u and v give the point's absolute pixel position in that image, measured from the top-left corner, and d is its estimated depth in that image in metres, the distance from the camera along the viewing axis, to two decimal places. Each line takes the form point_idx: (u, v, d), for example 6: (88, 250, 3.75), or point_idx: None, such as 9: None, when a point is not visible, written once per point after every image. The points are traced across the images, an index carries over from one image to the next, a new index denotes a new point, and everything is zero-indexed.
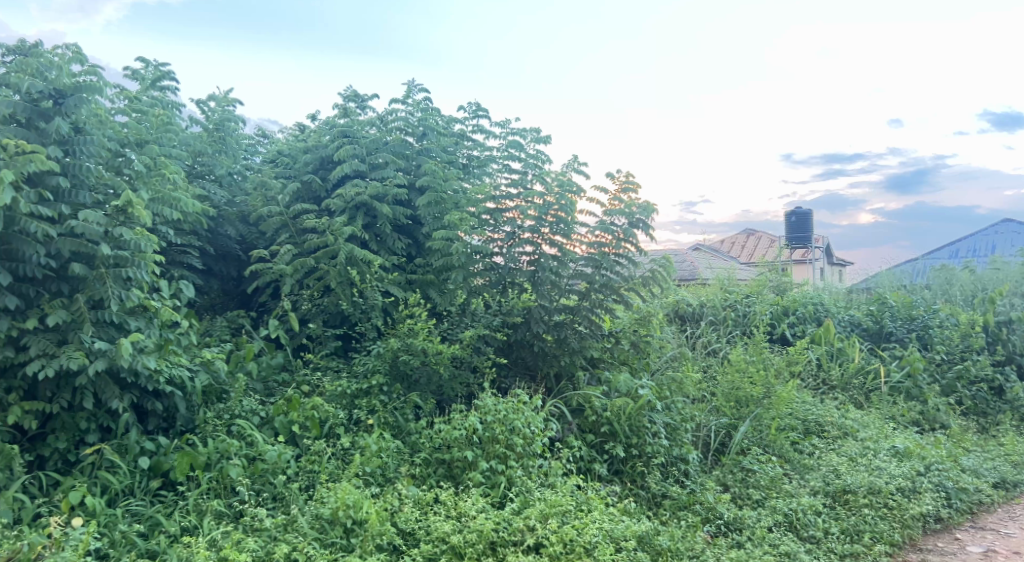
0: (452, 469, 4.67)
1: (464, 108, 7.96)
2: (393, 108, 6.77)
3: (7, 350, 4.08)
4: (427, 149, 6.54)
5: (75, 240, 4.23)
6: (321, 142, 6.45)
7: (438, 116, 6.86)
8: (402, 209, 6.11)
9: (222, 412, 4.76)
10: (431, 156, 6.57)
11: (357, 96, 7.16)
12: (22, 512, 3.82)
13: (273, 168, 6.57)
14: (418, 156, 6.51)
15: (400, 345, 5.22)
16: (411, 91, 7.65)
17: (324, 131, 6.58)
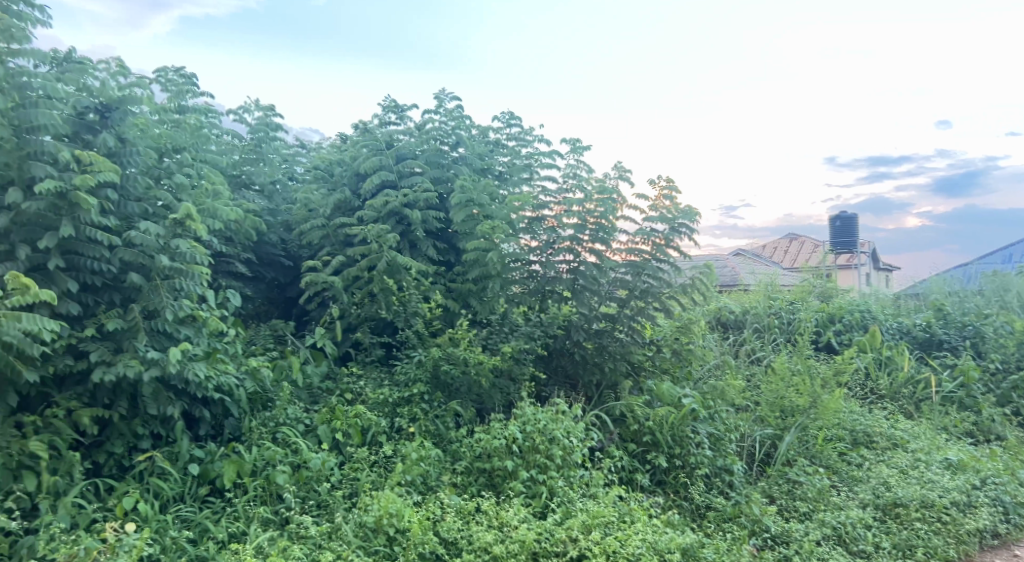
0: (494, 478, 4.67)
1: (499, 118, 7.95)
2: (428, 117, 6.79)
3: (66, 358, 4.23)
4: (463, 157, 6.55)
5: (133, 251, 4.38)
6: (359, 153, 6.50)
7: (474, 126, 6.84)
8: (438, 217, 6.12)
9: (268, 420, 4.84)
10: (467, 164, 6.58)
11: (394, 106, 7.19)
12: (79, 518, 3.94)
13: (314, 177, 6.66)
14: (453, 165, 6.50)
15: (441, 354, 5.25)
16: (444, 101, 7.67)
17: (361, 141, 6.62)
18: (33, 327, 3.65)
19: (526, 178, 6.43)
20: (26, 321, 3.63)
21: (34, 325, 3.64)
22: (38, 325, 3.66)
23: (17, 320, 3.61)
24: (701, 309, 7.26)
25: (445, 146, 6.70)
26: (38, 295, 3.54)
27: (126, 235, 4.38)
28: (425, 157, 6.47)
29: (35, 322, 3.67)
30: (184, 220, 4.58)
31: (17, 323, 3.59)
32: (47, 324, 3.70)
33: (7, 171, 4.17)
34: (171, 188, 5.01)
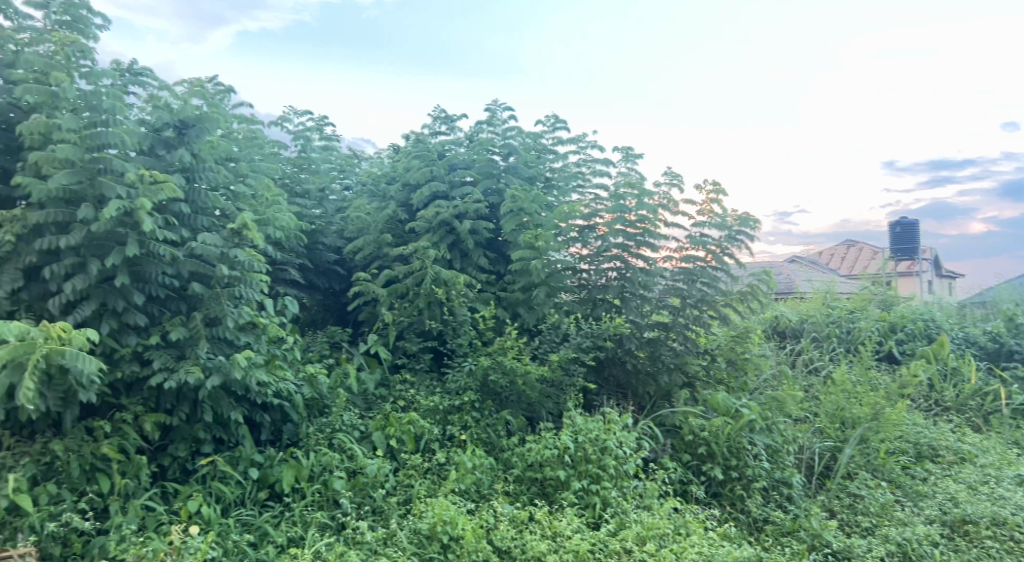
0: (546, 487, 4.67)
1: (545, 123, 7.78)
2: (480, 127, 6.82)
3: (133, 365, 4.39)
4: (513, 166, 6.53)
5: (195, 261, 4.53)
6: (410, 162, 6.57)
7: (524, 133, 6.82)
8: (488, 226, 6.14)
9: (325, 427, 4.93)
10: (517, 173, 6.56)
11: (444, 115, 7.23)
12: (147, 520, 4.08)
13: (368, 187, 6.77)
14: (504, 174, 6.52)
15: (491, 363, 5.26)
16: (495, 111, 7.67)
17: (413, 150, 6.68)
18: (76, 362, 3.74)
19: (575, 185, 6.37)
20: (69, 356, 3.72)
21: (76, 361, 3.73)
22: (81, 360, 3.75)
23: (61, 355, 3.70)
24: (757, 319, 7.14)
25: (495, 155, 6.70)
26: (73, 339, 3.76)
27: (190, 246, 4.54)
28: (475, 166, 6.50)
29: (78, 358, 3.75)
30: (245, 230, 4.70)
31: (62, 357, 3.68)
32: (89, 360, 3.78)
33: (79, 188, 4.34)
34: (232, 199, 5.15)
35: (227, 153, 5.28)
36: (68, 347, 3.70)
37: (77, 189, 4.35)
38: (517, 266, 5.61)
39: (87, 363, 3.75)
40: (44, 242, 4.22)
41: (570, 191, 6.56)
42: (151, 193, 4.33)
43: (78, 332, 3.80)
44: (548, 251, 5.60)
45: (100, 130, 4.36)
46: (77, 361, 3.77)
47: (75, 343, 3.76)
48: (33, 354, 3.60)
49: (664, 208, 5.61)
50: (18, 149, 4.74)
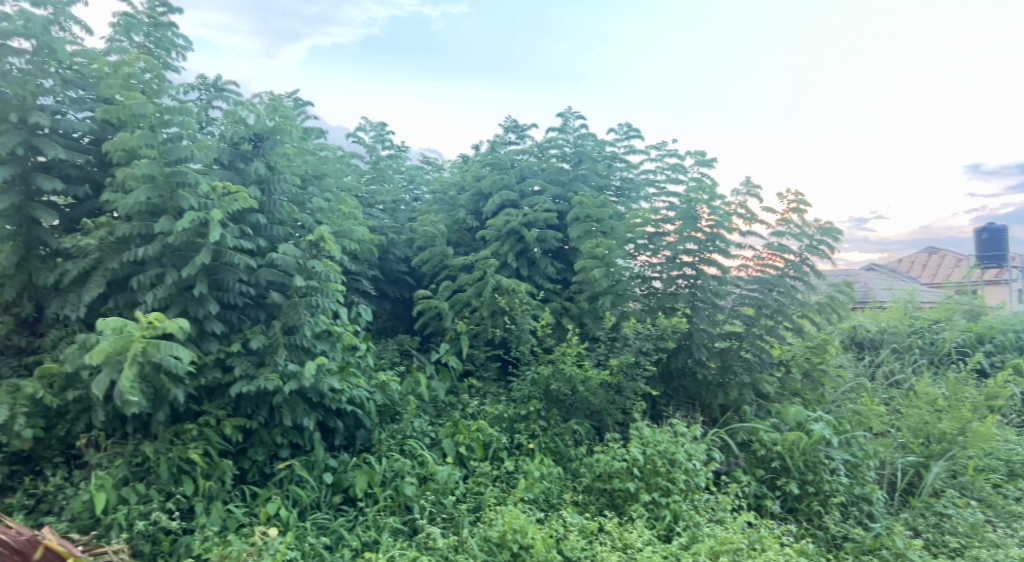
0: (615, 498, 4.62)
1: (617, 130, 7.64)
2: (551, 136, 6.74)
3: (216, 371, 4.55)
4: (583, 175, 6.53)
5: (273, 271, 4.67)
6: (478, 172, 6.65)
7: (595, 142, 6.79)
8: (555, 234, 6.14)
9: (396, 433, 5.03)
10: (587, 182, 6.56)
11: (513, 125, 7.29)
12: (229, 521, 4.23)
13: (436, 198, 6.87)
14: (573, 182, 6.51)
15: (553, 371, 5.23)
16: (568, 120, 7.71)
17: (481, 160, 6.75)
18: (170, 354, 3.93)
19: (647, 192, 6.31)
20: (163, 348, 3.90)
21: (170, 352, 3.91)
22: (174, 351, 3.93)
23: (156, 347, 3.88)
24: (835, 329, 6.94)
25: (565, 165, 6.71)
26: (165, 327, 3.90)
27: (269, 257, 4.68)
28: (542, 176, 6.53)
29: (171, 350, 3.93)
30: (321, 242, 4.83)
31: (157, 350, 3.87)
32: (180, 351, 3.96)
33: (159, 201, 4.47)
34: (309, 212, 5.32)
35: (302, 166, 5.46)
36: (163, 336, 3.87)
37: (159, 203, 4.49)
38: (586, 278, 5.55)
39: (181, 353, 3.94)
40: (131, 253, 4.43)
41: (640, 199, 6.52)
42: (225, 204, 4.48)
43: (169, 322, 3.94)
44: (613, 259, 5.61)
45: (175, 144, 4.52)
46: (171, 354, 3.94)
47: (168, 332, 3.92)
48: (130, 350, 3.78)
49: (737, 215, 5.51)
50: (111, 163, 4.91)
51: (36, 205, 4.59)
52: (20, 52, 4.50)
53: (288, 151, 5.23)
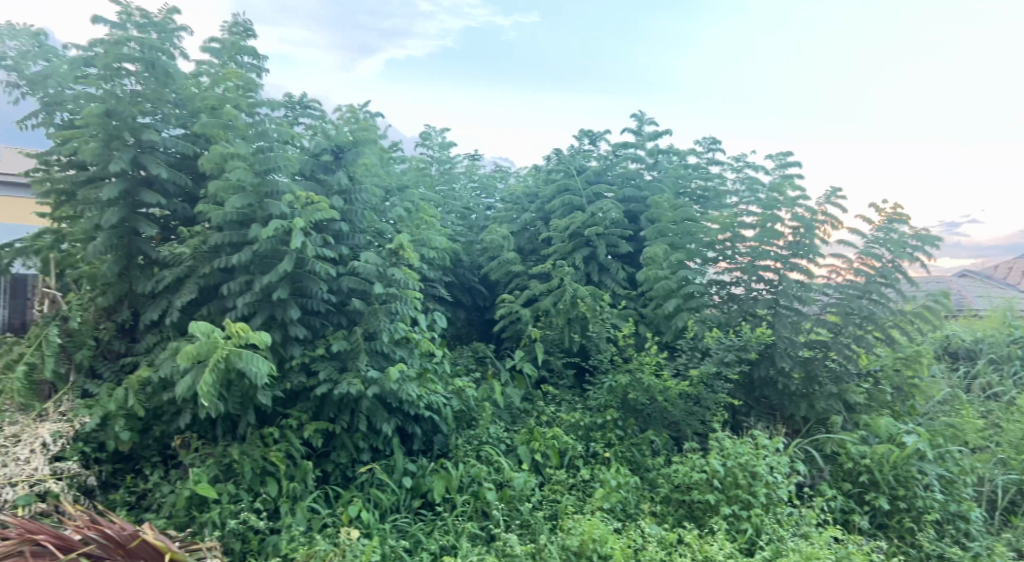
0: (695, 510, 4.54)
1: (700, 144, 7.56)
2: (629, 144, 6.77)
3: (301, 375, 4.71)
4: (659, 181, 6.60)
5: (355, 278, 4.80)
6: (552, 176, 6.73)
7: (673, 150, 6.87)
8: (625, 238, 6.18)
9: (472, 438, 5.08)
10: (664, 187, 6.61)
11: (591, 134, 7.43)
12: (314, 521, 4.35)
13: (509, 206, 6.94)
14: (649, 187, 6.59)
15: (630, 381, 5.19)
16: (642, 127, 7.66)
17: (556, 166, 6.84)
18: (249, 365, 4.06)
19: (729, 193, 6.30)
20: (245, 358, 4.06)
21: (250, 363, 4.05)
22: (255, 363, 4.06)
23: (238, 356, 4.03)
24: (928, 338, 6.65)
25: (642, 172, 6.73)
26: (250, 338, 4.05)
27: (352, 265, 4.81)
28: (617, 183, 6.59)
29: (252, 361, 4.07)
30: (400, 250, 4.94)
31: (237, 359, 4.02)
32: (260, 363, 4.10)
33: (249, 210, 4.65)
34: (390, 221, 5.46)
35: (384, 178, 5.62)
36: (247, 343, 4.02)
37: (249, 211, 4.67)
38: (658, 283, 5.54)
39: (259, 366, 4.06)
40: (223, 261, 4.63)
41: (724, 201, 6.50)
42: (309, 213, 4.62)
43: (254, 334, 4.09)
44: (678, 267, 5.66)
45: (268, 154, 4.70)
46: (251, 364, 4.09)
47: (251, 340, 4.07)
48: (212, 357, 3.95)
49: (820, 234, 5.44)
50: (204, 176, 5.17)
51: (139, 217, 4.83)
52: (133, 73, 4.79)
53: (369, 162, 5.38)
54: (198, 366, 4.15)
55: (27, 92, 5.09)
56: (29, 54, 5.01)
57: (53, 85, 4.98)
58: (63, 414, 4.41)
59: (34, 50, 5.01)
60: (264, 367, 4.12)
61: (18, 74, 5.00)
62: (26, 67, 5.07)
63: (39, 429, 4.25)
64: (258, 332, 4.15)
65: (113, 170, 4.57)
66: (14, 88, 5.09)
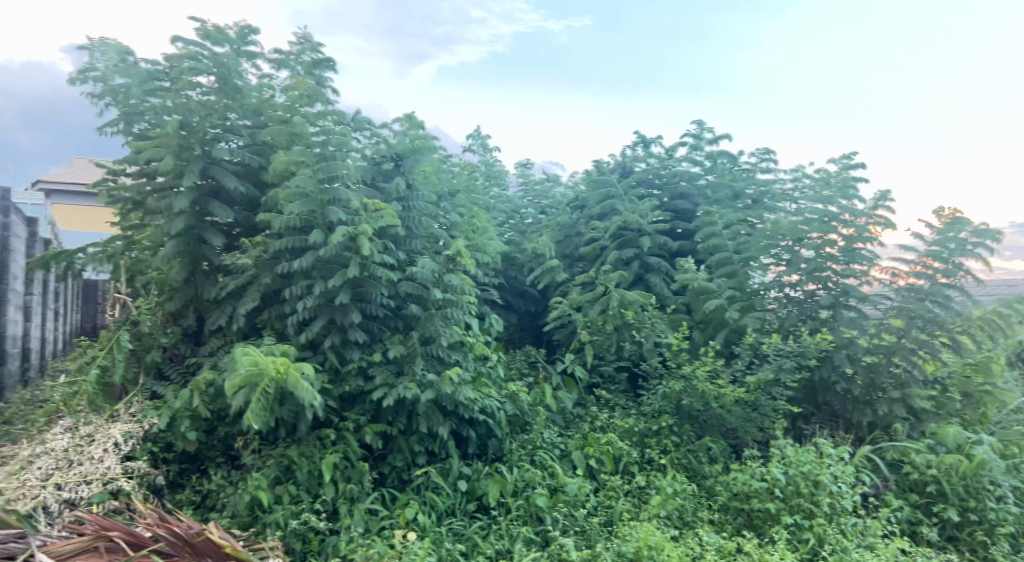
0: (754, 519, 4.47)
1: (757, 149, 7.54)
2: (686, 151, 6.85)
3: (359, 379, 4.79)
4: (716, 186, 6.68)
5: (413, 284, 4.89)
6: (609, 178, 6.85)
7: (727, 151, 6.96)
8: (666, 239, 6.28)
9: (526, 443, 5.10)
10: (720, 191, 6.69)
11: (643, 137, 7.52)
12: (371, 523, 4.40)
13: (561, 211, 6.99)
14: (709, 187, 6.69)
15: (684, 387, 5.12)
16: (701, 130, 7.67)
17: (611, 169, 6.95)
18: (296, 392, 4.11)
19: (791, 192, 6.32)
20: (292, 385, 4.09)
21: (296, 390, 4.09)
22: (301, 390, 4.09)
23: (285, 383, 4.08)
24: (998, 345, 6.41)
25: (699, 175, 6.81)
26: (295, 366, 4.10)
27: (409, 270, 4.89)
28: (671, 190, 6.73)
29: (298, 388, 4.10)
30: (457, 255, 5.02)
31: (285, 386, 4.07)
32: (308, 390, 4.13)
33: (312, 216, 4.75)
34: (445, 227, 5.55)
35: (441, 185, 5.73)
36: (289, 378, 4.11)
37: (311, 217, 4.76)
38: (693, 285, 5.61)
39: (305, 394, 4.09)
40: (285, 267, 4.74)
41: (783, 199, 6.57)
42: (372, 220, 4.74)
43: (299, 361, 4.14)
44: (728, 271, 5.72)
45: (331, 162, 4.78)
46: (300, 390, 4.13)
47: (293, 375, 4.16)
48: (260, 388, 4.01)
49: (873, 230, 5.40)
50: (267, 184, 5.31)
51: (205, 226, 5.01)
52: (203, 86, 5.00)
53: (427, 169, 5.52)
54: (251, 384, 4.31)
55: (110, 103, 5.33)
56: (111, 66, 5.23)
57: (133, 97, 5.20)
58: (133, 415, 4.60)
59: (117, 62, 5.23)
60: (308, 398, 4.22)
61: (102, 85, 5.23)
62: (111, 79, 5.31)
63: (112, 429, 4.45)
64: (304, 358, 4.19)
65: (185, 183, 4.77)
66: (98, 99, 5.34)
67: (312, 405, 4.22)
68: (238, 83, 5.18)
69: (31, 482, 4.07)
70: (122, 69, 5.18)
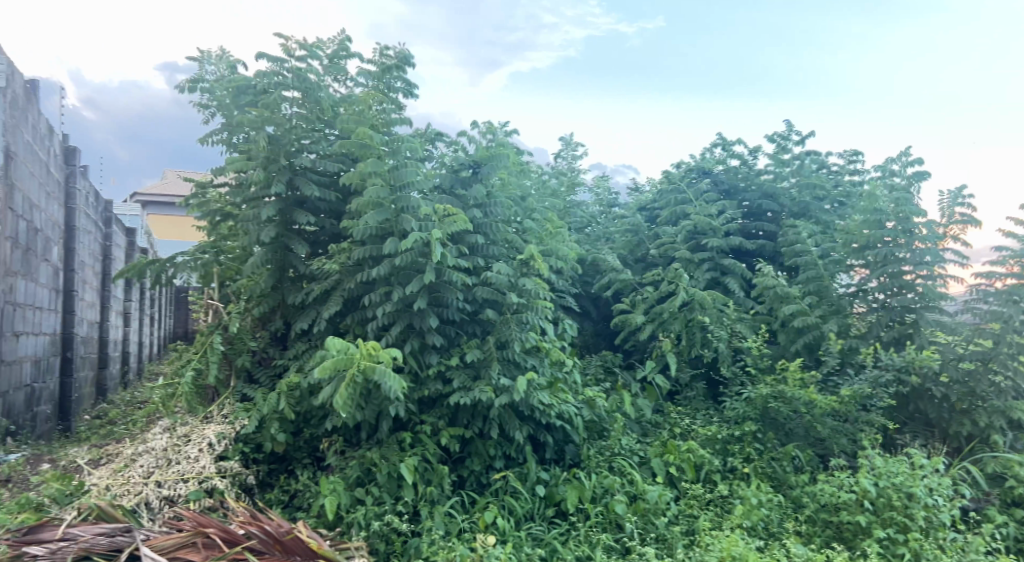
0: (843, 532, 4.31)
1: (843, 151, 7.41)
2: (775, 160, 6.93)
3: (438, 383, 4.87)
4: (801, 191, 6.72)
5: (489, 288, 4.96)
6: (691, 179, 7.02)
7: (809, 154, 7.02)
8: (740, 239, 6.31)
9: (604, 449, 5.09)
10: (802, 195, 6.71)
11: (723, 141, 7.63)
12: (452, 525, 4.44)
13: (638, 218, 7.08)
14: (794, 188, 6.77)
15: (771, 392, 5.06)
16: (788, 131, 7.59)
17: (691, 172, 7.09)
18: (383, 379, 4.17)
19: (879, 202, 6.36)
20: (378, 372, 4.17)
21: (383, 377, 4.16)
22: (388, 376, 4.16)
23: (372, 369, 4.17)
24: None
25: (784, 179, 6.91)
26: (382, 354, 4.21)
27: (484, 276, 4.96)
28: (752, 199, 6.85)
29: (385, 375, 4.17)
30: (531, 260, 5.04)
31: (373, 372, 4.14)
32: (394, 377, 4.19)
33: (388, 224, 4.87)
34: (520, 233, 5.62)
35: (517, 190, 5.82)
36: (378, 364, 4.17)
37: (389, 224, 4.88)
38: (774, 293, 5.55)
39: (391, 380, 4.15)
40: (365, 274, 4.88)
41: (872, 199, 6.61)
42: (445, 225, 4.80)
43: (386, 350, 4.25)
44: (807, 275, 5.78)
45: (403, 170, 4.91)
46: (385, 378, 4.19)
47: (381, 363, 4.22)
48: (350, 371, 4.11)
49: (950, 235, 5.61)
50: (350, 193, 5.50)
51: (291, 234, 5.24)
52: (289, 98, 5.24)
53: (503, 176, 5.61)
54: (338, 377, 4.39)
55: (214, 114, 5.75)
56: (213, 82, 5.60)
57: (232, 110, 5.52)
58: (225, 416, 4.81)
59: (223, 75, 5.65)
60: (394, 386, 4.26)
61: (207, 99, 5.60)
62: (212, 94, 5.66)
63: (207, 430, 4.65)
64: (390, 347, 4.30)
65: (272, 192, 5.00)
66: (207, 109, 5.83)
67: (396, 396, 4.26)
68: (321, 95, 5.34)
69: (134, 479, 4.29)
70: (223, 84, 5.53)
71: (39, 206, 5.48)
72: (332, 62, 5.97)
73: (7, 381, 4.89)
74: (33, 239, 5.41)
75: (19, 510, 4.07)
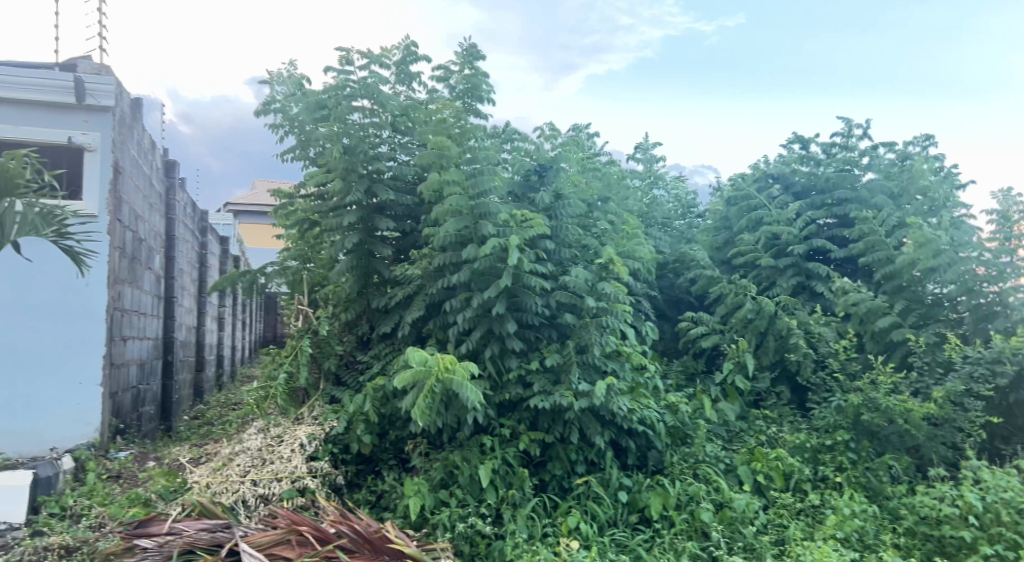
0: (946, 546, 4.09)
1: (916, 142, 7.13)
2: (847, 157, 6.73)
3: (518, 387, 4.91)
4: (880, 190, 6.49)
5: (566, 292, 4.96)
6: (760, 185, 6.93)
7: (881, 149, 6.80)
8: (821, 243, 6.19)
9: (688, 456, 5.04)
10: (884, 193, 6.45)
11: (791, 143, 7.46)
12: (535, 529, 4.46)
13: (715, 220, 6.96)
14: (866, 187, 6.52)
15: (864, 400, 4.87)
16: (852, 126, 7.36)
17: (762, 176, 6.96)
18: (462, 390, 4.22)
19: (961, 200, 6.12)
20: (456, 384, 4.22)
21: (462, 389, 4.21)
22: (466, 388, 4.21)
23: (451, 382, 4.23)
24: None
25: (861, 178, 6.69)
26: (458, 370, 4.23)
27: (562, 280, 4.96)
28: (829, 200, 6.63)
29: (463, 386, 4.22)
30: (609, 263, 4.99)
31: (452, 384, 4.21)
32: (472, 390, 4.23)
33: (467, 231, 4.91)
34: (596, 237, 5.60)
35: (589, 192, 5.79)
36: (456, 377, 4.21)
37: (467, 231, 4.93)
38: (861, 306, 5.37)
39: (469, 392, 4.19)
40: (446, 280, 4.95)
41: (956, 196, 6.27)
42: (521, 231, 4.80)
43: (462, 366, 4.26)
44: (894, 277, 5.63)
45: (479, 177, 4.96)
46: (464, 390, 4.24)
47: (459, 375, 4.25)
48: (428, 386, 4.18)
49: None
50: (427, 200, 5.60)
51: (374, 241, 5.39)
52: (361, 109, 5.36)
53: (574, 178, 5.58)
54: (418, 385, 4.47)
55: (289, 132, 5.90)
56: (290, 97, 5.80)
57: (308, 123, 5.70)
58: (315, 418, 4.98)
59: (300, 89, 5.84)
60: (473, 396, 4.30)
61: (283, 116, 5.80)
62: (288, 109, 5.86)
63: (298, 431, 4.82)
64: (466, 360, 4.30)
65: (353, 201, 5.15)
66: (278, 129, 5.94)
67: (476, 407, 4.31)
68: (393, 104, 5.44)
69: (233, 477, 4.48)
70: (300, 99, 5.71)
71: (143, 217, 5.81)
72: (402, 69, 6.08)
73: (116, 382, 5.20)
74: (138, 249, 5.73)
75: (130, 504, 4.36)
